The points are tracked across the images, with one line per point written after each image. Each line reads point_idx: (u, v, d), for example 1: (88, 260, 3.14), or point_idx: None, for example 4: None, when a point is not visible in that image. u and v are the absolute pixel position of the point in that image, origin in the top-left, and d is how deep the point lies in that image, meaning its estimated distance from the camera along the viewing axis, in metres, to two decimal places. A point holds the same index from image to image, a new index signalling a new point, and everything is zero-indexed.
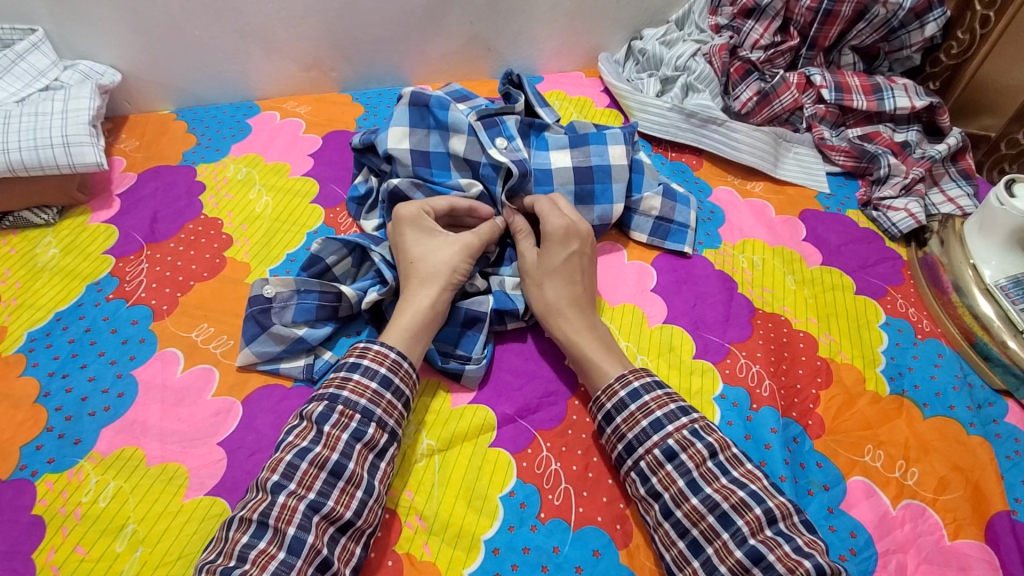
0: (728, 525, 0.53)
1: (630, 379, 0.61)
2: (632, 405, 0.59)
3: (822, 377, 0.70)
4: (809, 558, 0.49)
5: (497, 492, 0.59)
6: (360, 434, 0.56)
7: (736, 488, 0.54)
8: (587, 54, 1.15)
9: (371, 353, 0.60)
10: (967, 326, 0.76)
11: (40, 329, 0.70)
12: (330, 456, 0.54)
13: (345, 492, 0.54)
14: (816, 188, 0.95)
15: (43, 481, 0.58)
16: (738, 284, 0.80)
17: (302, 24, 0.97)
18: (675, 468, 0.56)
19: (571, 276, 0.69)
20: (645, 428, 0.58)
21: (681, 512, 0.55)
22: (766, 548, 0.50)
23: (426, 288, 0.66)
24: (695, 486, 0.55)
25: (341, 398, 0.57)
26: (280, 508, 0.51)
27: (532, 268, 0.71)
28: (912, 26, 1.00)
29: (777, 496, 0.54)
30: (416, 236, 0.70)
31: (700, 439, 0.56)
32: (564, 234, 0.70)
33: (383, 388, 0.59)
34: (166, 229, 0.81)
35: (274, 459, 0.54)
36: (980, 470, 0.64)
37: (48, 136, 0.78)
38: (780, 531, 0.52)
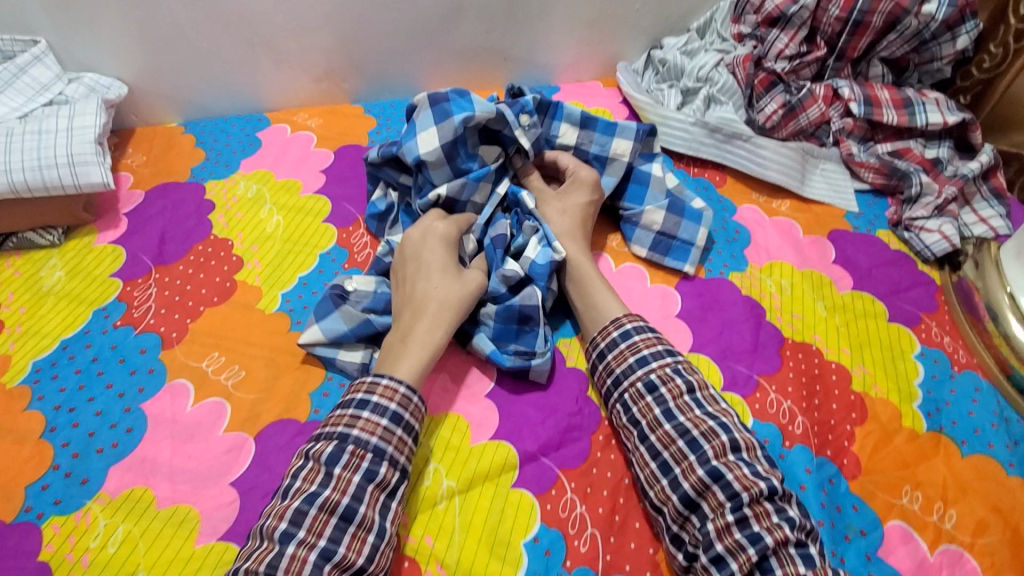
0: (695, 449, 0.57)
1: (624, 321, 0.66)
2: (622, 344, 0.65)
3: (856, 412, 0.68)
4: (776, 495, 0.53)
5: (521, 538, 0.57)
6: (372, 474, 0.54)
7: (707, 418, 0.58)
8: (605, 62, 1.11)
9: (381, 388, 0.58)
10: (1002, 356, 0.73)
11: (46, 358, 0.68)
12: (340, 500, 0.52)
13: (356, 537, 0.51)
14: (845, 207, 0.92)
15: (50, 525, 0.56)
16: (766, 310, 0.77)
17: (313, 35, 0.94)
18: (653, 399, 0.61)
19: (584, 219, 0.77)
20: (632, 364, 0.63)
21: (655, 437, 0.59)
22: (727, 469, 0.55)
23: (436, 321, 0.64)
24: (669, 415, 0.59)
25: (351, 436, 0.55)
26: (291, 558, 0.49)
27: (551, 195, 0.78)
28: (943, 38, 0.96)
29: (743, 431, 0.58)
30: (430, 268, 0.68)
31: (680, 376, 0.61)
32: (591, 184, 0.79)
33: (394, 425, 0.57)
34: (174, 250, 0.78)
35: (281, 505, 0.52)
36: (1020, 514, 0.61)
37: (52, 155, 0.76)
38: (742, 458, 0.56)
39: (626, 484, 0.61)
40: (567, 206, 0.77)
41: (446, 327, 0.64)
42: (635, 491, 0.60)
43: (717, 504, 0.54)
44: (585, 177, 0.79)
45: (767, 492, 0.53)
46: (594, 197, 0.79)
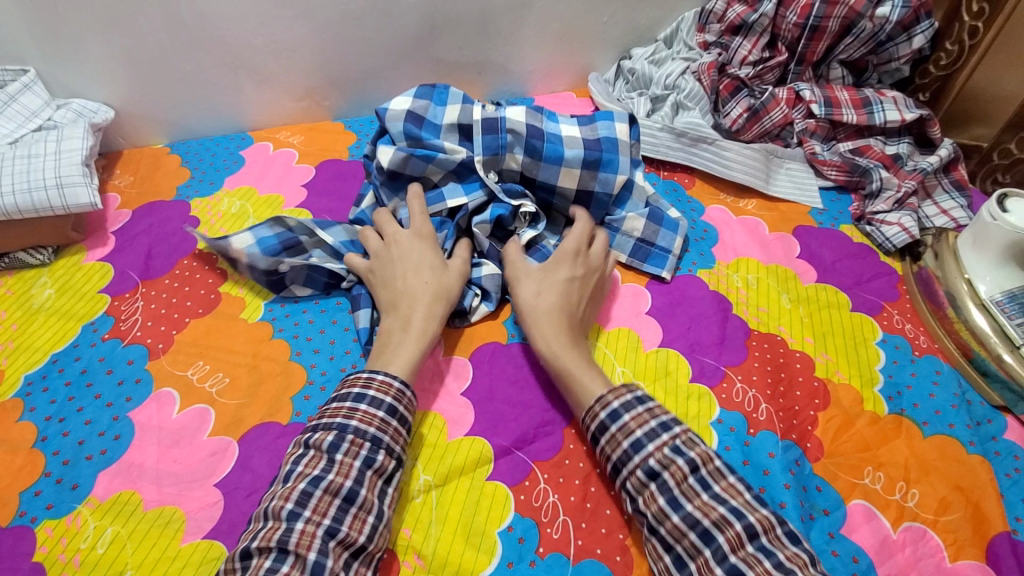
0: (709, 542, 0.51)
1: (609, 399, 0.60)
2: (613, 426, 0.59)
3: (819, 399, 0.70)
4: (789, 574, 0.48)
5: (495, 527, 0.59)
6: (370, 461, 0.56)
7: (716, 504, 0.53)
8: (577, 74, 1.16)
9: (376, 383, 0.60)
10: (964, 341, 0.75)
11: (37, 372, 0.70)
12: (343, 483, 0.54)
13: (358, 518, 0.53)
14: (810, 204, 0.95)
15: (42, 528, 0.58)
16: (733, 304, 0.80)
17: (292, 56, 0.98)
18: (657, 487, 0.55)
19: (569, 293, 0.70)
20: (626, 450, 0.57)
21: (664, 530, 0.54)
22: (746, 565, 0.49)
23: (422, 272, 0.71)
24: (675, 504, 0.54)
25: (350, 427, 0.57)
26: (299, 534, 0.50)
27: (530, 273, 0.72)
28: (900, 39, 1.00)
29: (758, 509, 0.52)
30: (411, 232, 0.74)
31: (681, 455, 0.55)
32: (570, 258, 0.73)
33: (389, 417, 0.59)
34: (161, 265, 0.81)
35: (286, 487, 0.53)
36: (980, 490, 0.63)
37: (41, 178, 0.79)
38: (762, 546, 0.50)
39: (597, 473, 0.63)
40: (544, 284, 0.71)
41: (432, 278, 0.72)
42: (605, 480, 0.62)
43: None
44: (568, 248, 0.74)
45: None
46: (575, 268, 0.73)
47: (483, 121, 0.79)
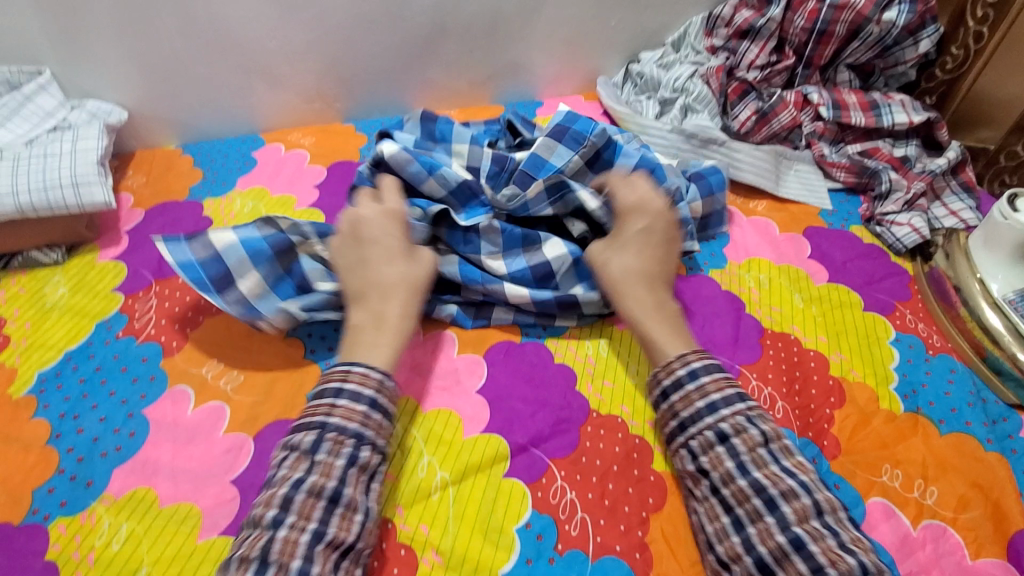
0: (773, 510, 0.53)
1: (692, 359, 0.62)
2: (688, 385, 0.60)
3: (835, 397, 0.70)
4: (852, 554, 0.49)
5: (513, 524, 0.58)
6: (354, 458, 0.55)
7: (784, 476, 0.54)
8: (586, 77, 1.16)
9: (355, 375, 0.59)
10: (978, 340, 0.75)
11: (51, 369, 0.70)
12: (326, 483, 0.53)
13: (345, 517, 0.53)
14: (819, 205, 0.96)
15: (56, 525, 0.58)
16: (745, 304, 0.80)
17: (303, 58, 0.99)
18: (725, 450, 0.57)
19: (648, 252, 0.71)
20: (699, 410, 0.59)
21: (727, 492, 0.55)
22: (810, 537, 0.50)
23: (405, 298, 0.67)
24: (743, 470, 0.55)
25: (331, 424, 0.56)
26: (281, 542, 0.50)
27: (604, 247, 0.72)
28: (906, 43, 1.02)
29: (824, 489, 0.54)
30: (385, 251, 0.69)
31: (754, 426, 0.57)
32: (630, 211, 0.73)
33: (372, 410, 0.58)
34: (174, 264, 0.81)
35: (267, 496, 0.53)
36: (1000, 488, 0.62)
37: (56, 177, 0.79)
38: (827, 524, 0.52)
39: (615, 471, 0.63)
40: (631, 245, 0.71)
41: (415, 300, 0.68)
42: (623, 477, 0.62)
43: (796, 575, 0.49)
44: (654, 207, 0.73)
45: (858, 568, 0.48)
46: (664, 227, 0.73)
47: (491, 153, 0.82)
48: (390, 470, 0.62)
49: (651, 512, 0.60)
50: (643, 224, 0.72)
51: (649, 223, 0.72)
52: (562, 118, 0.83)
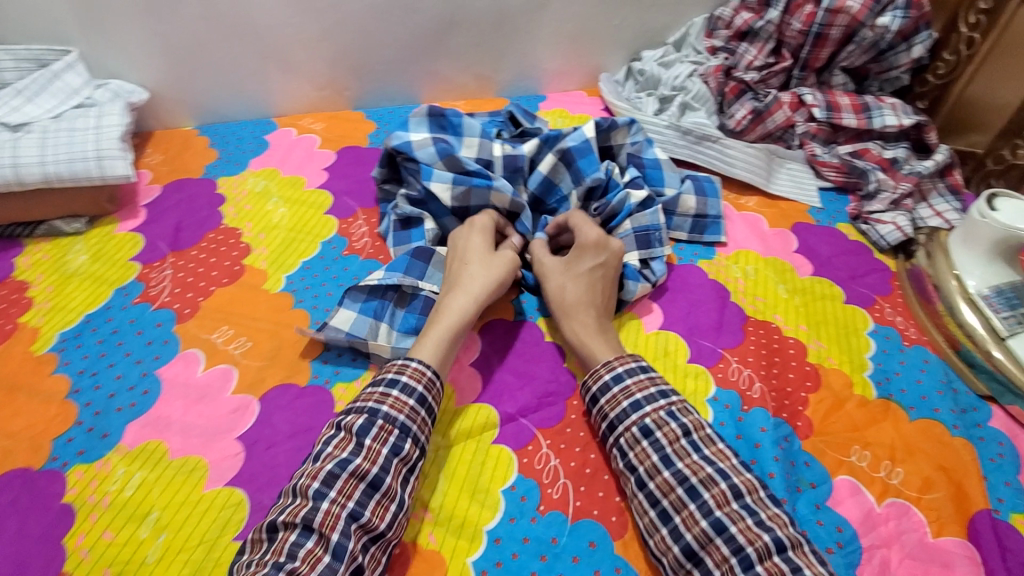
0: (695, 497, 0.55)
1: (614, 364, 0.65)
2: (614, 388, 0.63)
3: (811, 381, 0.73)
4: (768, 531, 0.52)
5: (499, 486, 0.62)
6: (396, 449, 0.58)
7: (704, 464, 0.57)
8: (589, 73, 1.20)
9: (410, 370, 0.63)
10: (952, 334, 0.78)
11: (71, 330, 0.74)
12: (370, 468, 0.56)
13: (381, 505, 0.56)
14: (808, 203, 0.99)
15: (74, 471, 0.62)
16: (731, 293, 0.83)
17: (317, 46, 1.03)
18: (650, 444, 0.59)
19: (593, 285, 0.74)
20: (625, 409, 0.62)
21: (654, 485, 0.57)
22: (730, 520, 0.53)
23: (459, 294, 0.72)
24: (667, 461, 0.58)
25: (381, 412, 0.59)
26: (325, 513, 0.52)
27: (556, 268, 0.77)
28: (900, 47, 1.05)
29: (744, 473, 0.56)
30: (470, 254, 0.76)
31: (675, 419, 0.60)
32: (595, 244, 0.76)
33: (419, 406, 0.61)
34: (188, 237, 0.86)
35: (314, 467, 0.56)
36: (963, 471, 0.66)
37: (82, 150, 0.84)
38: (746, 505, 0.54)
39: (596, 441, 0.66)
40: (573, 276, 0.75)
41: (477, 300, 0.72)
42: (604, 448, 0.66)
43: (721, 558, 0.51)
44: (587, 239, 0.76)
45: (773, 545, 0.51)
46: (602, 259, 0.75)
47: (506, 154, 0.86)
48: None
49: None
50: (598, 259, 0.75)
51: (604, 258, 0.76)
52: (578, 142, 0.86)
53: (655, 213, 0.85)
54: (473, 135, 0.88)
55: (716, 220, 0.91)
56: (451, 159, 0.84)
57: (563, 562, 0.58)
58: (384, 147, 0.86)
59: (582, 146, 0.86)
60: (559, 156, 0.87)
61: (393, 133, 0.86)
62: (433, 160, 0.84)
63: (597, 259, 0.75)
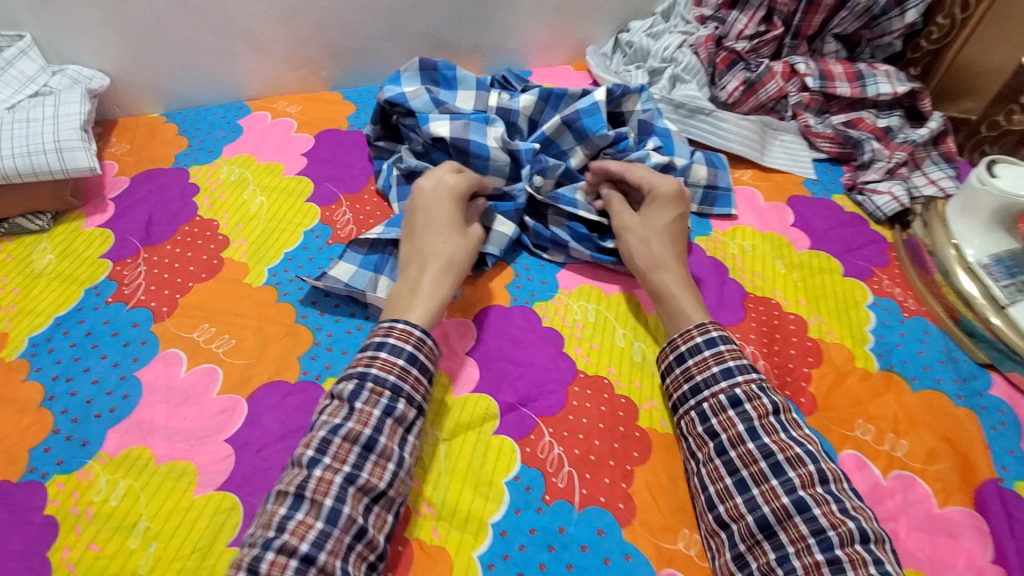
0: (779, 473, 0.54)
1: (709, 329, 0.64)
2: (706, 351, 0.63)
3: (813, 356, 0.72)
4: (853, 519, 0.51)
5: (502, 477, 0.60)
6: (389, 409, 0.57)
7: (792, 443, 0.56)
8: (575, 47, 1.16)
9: (396, 332, 0.61)
10: (950, 303, 0.77)
11: (42, 334, 0.70)
12: (362, 431, 0.55)
13: (378, 465, 0.55)
14: (803, 174, 0.97)
15: (53, 483, 0.59)
16: (730, 269, 0.81)
17: (289, 23, 0.97)
18: (737, 414, 0.59)
19: (673, 239, 0.75)
20: (715, 374, 0.61)
21: (734, 453, 0.57)
22: (813, 500, 0.52)
23: (440, 276, 0.68)
24: (753, 433, 0.57)
25: (370, 375, 0.58)
26: (318, 480, 0.52)
27: (634, 221, 0.76)
28: (893, 13, 1.02)
29: (830, 460, 0.56)
30: (433, 224, 0.71)
31: (765, 395, 0.59)
32: (671, 198, 0.77)
33: (410, 365, 0.59)
34: (162, 231, 0.81)
35: (309, 436, 0.56)
36: (967, 441, 0.65)
37: (40, 141, 0.78)
38: (830, 490, 0.53)
39: (600, 427, 0.65)
40: (656, 228, 0.75)
41: (454, 280, 0.68)
42: (608, 434, 0.64)
43: (797, 536, 0.51)
44: (664, 191, 0.77)
45: (857, 533, 0.49)
46: (677, 210, 0.76)
47: (499, 107, 0.86)
48: None
49: (635, 465, 0.62)
50: (670, 213, 0.76)
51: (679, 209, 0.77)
52: (586, 104, 0.84)
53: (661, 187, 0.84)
54: (468, 88, 0.89)
55: (726, 192, 0.90)
56: (447, 109, 0.85)
57: (570, 551, 0.56)
58: (378, 102, 0.87)
59: (591, 108, 0.84)
60: (565, 119, 0.84)
61: (385, 88, 0.86)
62: (428, 110, 0.84)
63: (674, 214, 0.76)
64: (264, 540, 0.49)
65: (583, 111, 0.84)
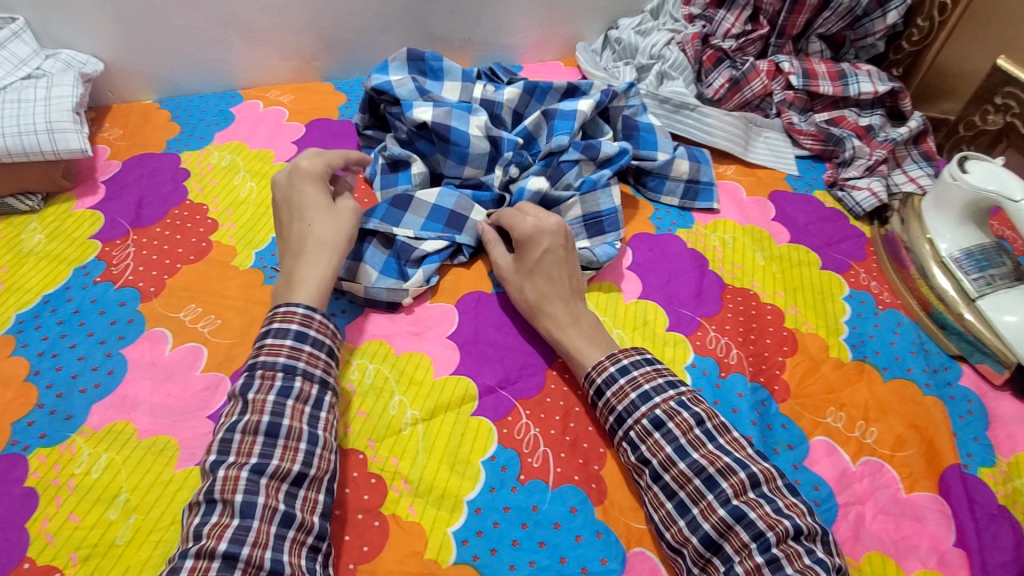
0: (713, 487, 0.55)
1: (620, 355, 0.64)
2: (620, 379, 0.62)
3: (788, 345, 0.74)
4: (788, 517, 0.52)
5: (479, 457, 0.62)
6: (287, 390, 0.56)
7: (721, 454, 0.56)
8: (566, 43, 1.17)
9: (278, 316, 0.60)
10: (924, 297, 0.79)
11: (28, 311, 0.71)
12: (260, 420, 0.54)
13: (288, 449, 0.54)
14: (786, 170, 0.99)
15: (36, 455, 0.60)
16: (710, 261, 0.83)
17: (282, 13, 0.99)
18: (662, 436, 0.58)
19: (549, 275, 0.70)
20: (633, 400, 0.60)
21: (669, 476, 0.57)
22: (747, 506, 0.53)
23: (312, 256, 0.66)
24: (682, 452, 0.57)
25: (259, 363, 0.56)
26: (223, 480, 0.50)
27: (512, 272, 0.73)
28: (875, 14, 1.04)
29: (760, 461, 0.56)
30: (309, 209, 0.69)
31: (686, 408, 0.59)
32: (531, 235, 0.72)
33: (299, 343, 0.58)
34: (151, 214, 0.82)
35: (212, 439, 0.54)
36: (934, 427, 0.67)
37: (31, 123, 0.79)
38: (763, 493, 0.54)
39: (577, 410, 0.66)
40: (530, 273, 0.71)
41: (329, 257, 0.66)
42: (585, 416, 0.66)
43: (740, 544, 0.52)
44: (523, 230, 0.72)
45: (791, 530, 0.51)
46: (543, 243, 0.71)
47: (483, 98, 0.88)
48: (359, 407, 0.65)
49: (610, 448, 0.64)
50: (542, 246, 0.71)
51: (546, 244, 0.71)
52: (567, 107, 0.86)
53: (607, 198, 0.82)
54: (454, 79, 0.91)
55: (707, 186, 0.91)
56: (431, 99, 0.87)
57: (543, 529, 0.58)
58: (365, 90, 0.88)
59: (569, 111, 0.85)
60: (543, 112, 0.87)
61: (373, 76, 0.87)
62: (414, 98, 0.85)
63: (544, 249, 0.71)
64: (182, 550, 0.48)
65: (560, 115, 0.86)
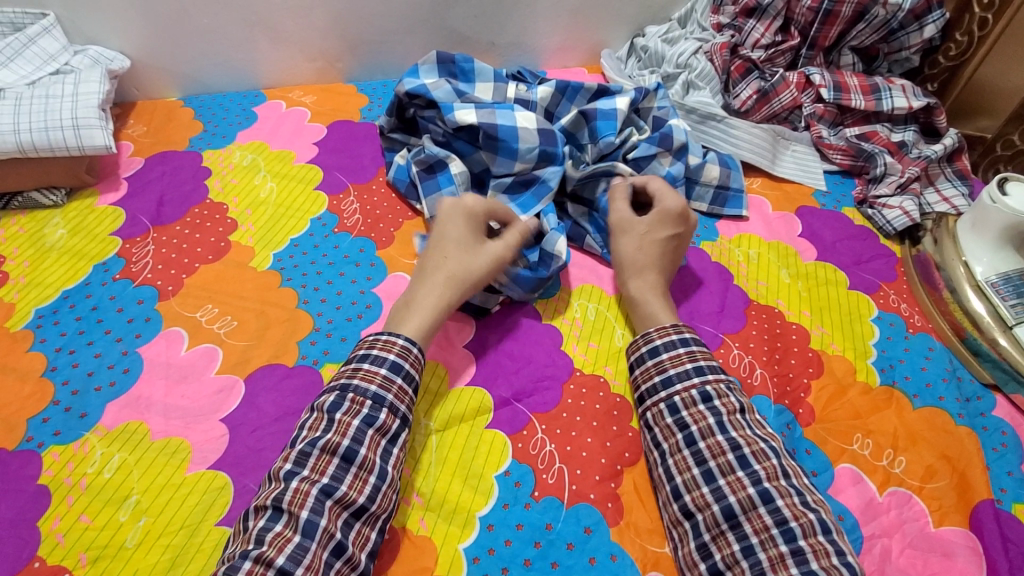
0: (745, 466, 0.55)
1: (684, 330, 0.65)
2: (681, 348, 0.63)
3: (814, 367, 0.71)
4: (813, 510, 0.52)
5: (493, 471, 0.60)
6: (371, 420, 0.56)
7: (758, 438, 0.57)
8: (590, 50, 1.16)
9: (380, 343, 0.61)
10: (957, 322, 0.76)
11: (48, 306, 0.71)
12: (340, 442, 0.54)
13: (358, 478, 0.54)
14: (813, 185, 0.96)
15: (49, 453, 0.59)
16: (734, 276, 0.81)
17: (308, 14, 0.98)
18: (707, 408, 0.59)
19: (663, 251, 0.74)
20: (689, 370, 0.61)
21: (703, 445, 0.57)
22: (777, 493, 0.53)
23: (439, 286, 0.67)
24: (721, 427, 0.57)
25: (352, 386, 0.57)
26: (293, 492, 0.51)
27: (625, 226, 0.75)
28: (912, 27, 1.01)
29: (790, 455, 0.57)
30: (446, 240, 0.70)
31: (733, 394, 0.60)
32: (663, 213, 0.75)
33: (393, 374, 0.59)
34: (172, 212, 0.82)
35: (286, 449, 0.55)
36: (967, 460, 0.64)
37: (58, 118, 0.80)
38: (793, 484, 0.54)
39: (594, 426, 0.64)
40: (644, 237, 0.74)
41: (449, 292, 0.66)
42: (602, 433, 0.64)
43: (762, 526, 0.51)
44: (671, 206, 0.75)
45: (818, 524, 0.51)
46: (674, 227, 0.74)
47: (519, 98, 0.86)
48: None
49: (626, 466, 0.62)
50: (666, 228, 0.74)
51: (671, 227, 0.74)
52: (605, 105, 0.85)
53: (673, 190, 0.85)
54: (485, 80, 0.90)
55: (737, 193, 0.90)
56: (469, 100, 0.85)
57: (557, 549, 0.56)
58: (396, 94, 0.87)
59: (608, 111, 0.84)
60: (582, 112, 0.85)
61: (404, 80, 0.86)
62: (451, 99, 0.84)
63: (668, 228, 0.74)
64: (241, 551, 0.48)
65: (600, 113, 0.84)
